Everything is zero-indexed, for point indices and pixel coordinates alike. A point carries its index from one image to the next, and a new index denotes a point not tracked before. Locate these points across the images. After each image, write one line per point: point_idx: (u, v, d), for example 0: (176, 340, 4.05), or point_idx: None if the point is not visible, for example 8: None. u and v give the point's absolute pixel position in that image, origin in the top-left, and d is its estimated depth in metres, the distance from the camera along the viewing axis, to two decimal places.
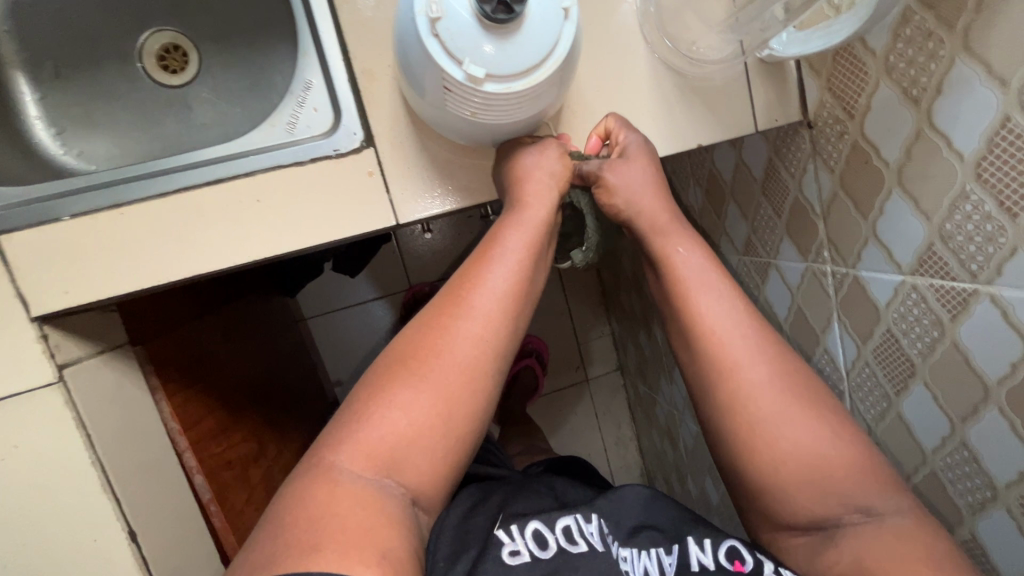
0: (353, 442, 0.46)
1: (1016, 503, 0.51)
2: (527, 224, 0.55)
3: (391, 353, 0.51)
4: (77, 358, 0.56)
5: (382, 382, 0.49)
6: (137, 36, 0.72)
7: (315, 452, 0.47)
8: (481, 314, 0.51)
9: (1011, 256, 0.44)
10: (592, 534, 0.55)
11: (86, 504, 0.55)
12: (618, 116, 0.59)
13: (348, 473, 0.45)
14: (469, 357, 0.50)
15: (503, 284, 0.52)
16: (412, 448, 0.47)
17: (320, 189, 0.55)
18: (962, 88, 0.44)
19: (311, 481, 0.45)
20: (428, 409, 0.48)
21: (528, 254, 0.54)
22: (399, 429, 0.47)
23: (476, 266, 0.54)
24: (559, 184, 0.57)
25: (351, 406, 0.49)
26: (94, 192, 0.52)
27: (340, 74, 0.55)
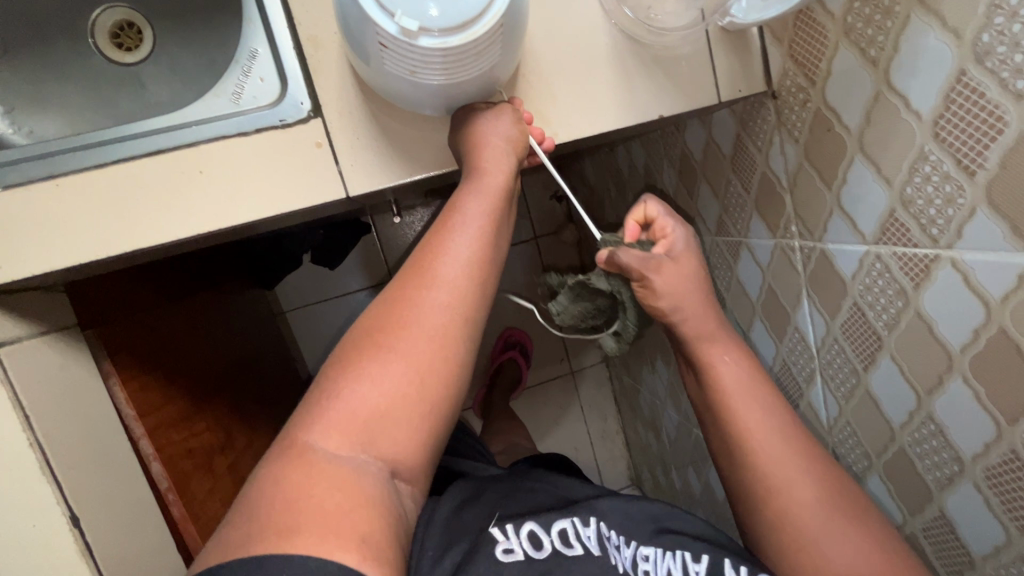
0: (321, 421, 0.43)
1: (982, 477, 0.50)
2: (488, 190, 0.52)
3: (355, 331, 0.48)
4: (15, 338, 0.55)
5: (347, 359, 0.46)
6: (90, 11, 0.70)
7: (281, 438, 0.44)
8: (450, 280, 0.48)
9: (971, 217, 0.43)
10: (590, 537, 0.55)
11: (23, 490, 0.53)
12: (661, 206, 0.58)
13: (322, 453, 0.42)
14: (442, 323, 0.47)
15: (469, 249, 0.50)
16: (386, 422, 0.44)
17: (266, 161, 0.53)
18: (917, 43, 0.43)
19: (287, 462, 0.41)
20: (399, 380, 0.45)
21: (493, 218, 0.52)
22: (368, 403, 0.44)
23: (440, 234, 0.51)
24: (517, 149, 0.54)
25: (316, 389, 0.46)
26: (28, 163, 0.51)
27: (286, 43, 0.54)
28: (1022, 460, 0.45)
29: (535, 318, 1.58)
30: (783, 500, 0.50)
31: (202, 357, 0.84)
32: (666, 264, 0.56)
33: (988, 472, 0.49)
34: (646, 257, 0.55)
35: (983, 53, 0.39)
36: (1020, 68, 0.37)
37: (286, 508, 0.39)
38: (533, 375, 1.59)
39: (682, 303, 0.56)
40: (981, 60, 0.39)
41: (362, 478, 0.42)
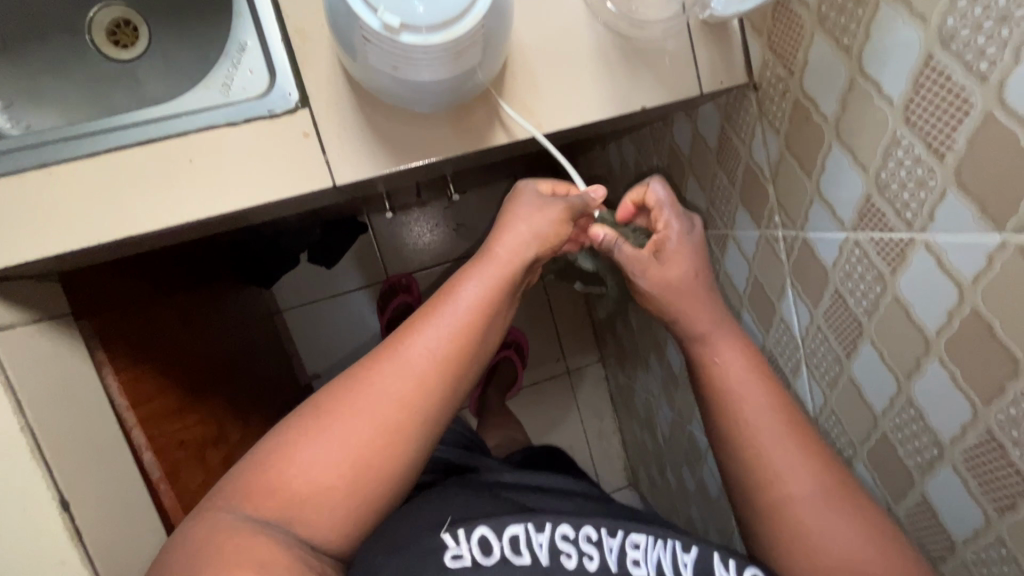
0: (264, 478, 0.46)
1: (960, 459, 0.50)
2: (486, 278, 0.53)
3: (328, 388, 0.50)
4: (8, 324, 0.56)
5: (311, 420, 0.48)
6: (88, 11, 0.72)
7: (232, 477, 0.48)
8: (412, 370, 0.49)
9: (942, 199, 0.44)
10: (541, 544, 0.48)
11: (15, 472, 0.54)
12: (664, 184, 0.61)
13: (243, 512, 0.45)
14: (392, 416, 0.48)
15: (441, 341, 0.50)
16: (317, 499, 0.46)
17: (254, 149, 0.54)
18: (888, 30, 0.44)
19: (213, 509, 0.46)
20: (341, 462, 0.47)
21: (475, 311, 0.51)
22: (309, 478, 0.46)
23: (421, 315, 0.52)
24: (543, 238, 0.56)
25: (278, 436, 0.49)
26: (21, 151, 0.52)
27: (275, 35, 0.55)
28: (998, 441, 0.45)
29: (531, 317, 1.58)
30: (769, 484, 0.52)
31: (196, 352, 0.85)
32: (653, 269, 0.60)
33: (967, 455, 0.49)
34: (631, 258, 0.60)
35: (948, 36, 0.40)
36: (983, 51, 0.38)
37: (202, 550, 0.44)
38: (529, 374, 1.59)
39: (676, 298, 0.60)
40: (947, 44, 0.40)
41: (273, 546, 0.44)
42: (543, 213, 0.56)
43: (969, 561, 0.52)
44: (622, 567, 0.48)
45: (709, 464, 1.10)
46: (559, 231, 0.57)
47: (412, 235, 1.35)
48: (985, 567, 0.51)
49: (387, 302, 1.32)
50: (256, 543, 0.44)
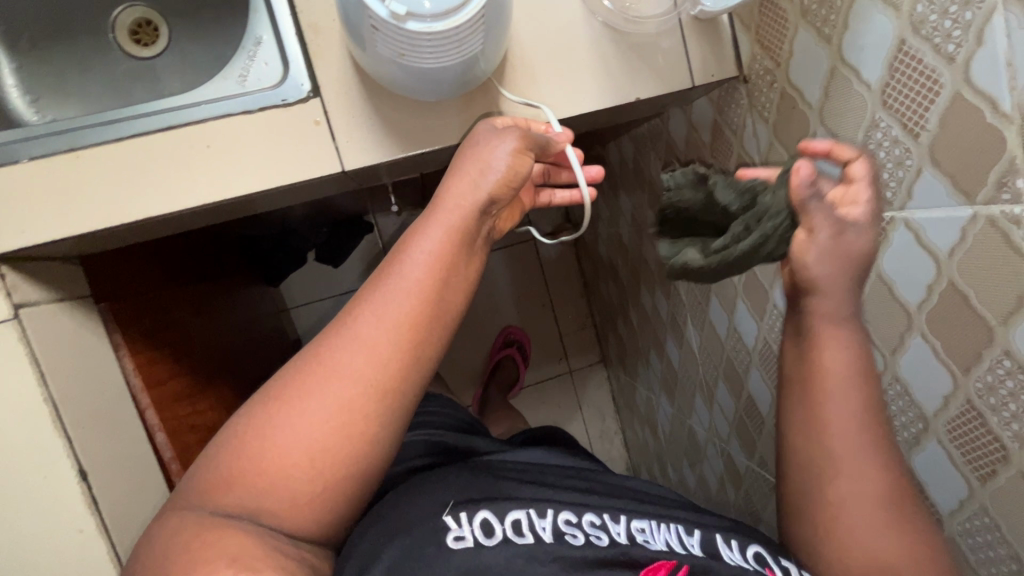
0: (220, 472, 0.46)
1: (944, 431, 0.51)
2: (438, 232, 0.49)
3: (281, 372, 0.49)
4: (34, 301, 0.59)
5: (265, 406, 0.47)
6: (111, 10, 0.76)
7: (192, 477, 0.48)
8: (365, 345, 0.47)
9: (918, 177, 0.46)
10: (544, 527, 0.51)
11: (39, 442, 0.56)
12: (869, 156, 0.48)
13: (207, 508, 0.45)
14: (349, 392, 0.46)
15: (396, 313, 0.47)
16: (279, 485, 0.45)
17: (269, 136, 0.57)
18: (865, 19, 0.47)
19: (176, 511, 0.46)
20: (299, 445, 0.45)
21: (430, 270, 0.48)
22: (268, 466, 0.45)
23: (376, 284, 0.49)
24: (501, 180, 0.51)
25: (234, 426, 0.47)
26: (51, 137, 0.55)
27: (289, 30, 0.58)
28: (977, 410, 0.47)
29: (534, 316, 1.60)
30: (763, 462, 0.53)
31: (206, 340, 0.88)
32: (848, 234, 0.48)
33: (949, 426, 0.50)
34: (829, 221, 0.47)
35: (919, 22, 0.42)
36: (950, 34, 0.40)
37: (171, 543, 0.44)
38: (532, 374, 1.61)
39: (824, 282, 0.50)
40: (918, 30, 0.43)
41: (241, 537, 0.44)
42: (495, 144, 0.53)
43: (956, 533, 0.54)
44: (633, 541, 0.52)
45: (709, 458, 1.11)
46: (520, 163, 0.52)
47: None
48: (971, 538, 0.52)
49: None
50: (228, 541, 0.44)
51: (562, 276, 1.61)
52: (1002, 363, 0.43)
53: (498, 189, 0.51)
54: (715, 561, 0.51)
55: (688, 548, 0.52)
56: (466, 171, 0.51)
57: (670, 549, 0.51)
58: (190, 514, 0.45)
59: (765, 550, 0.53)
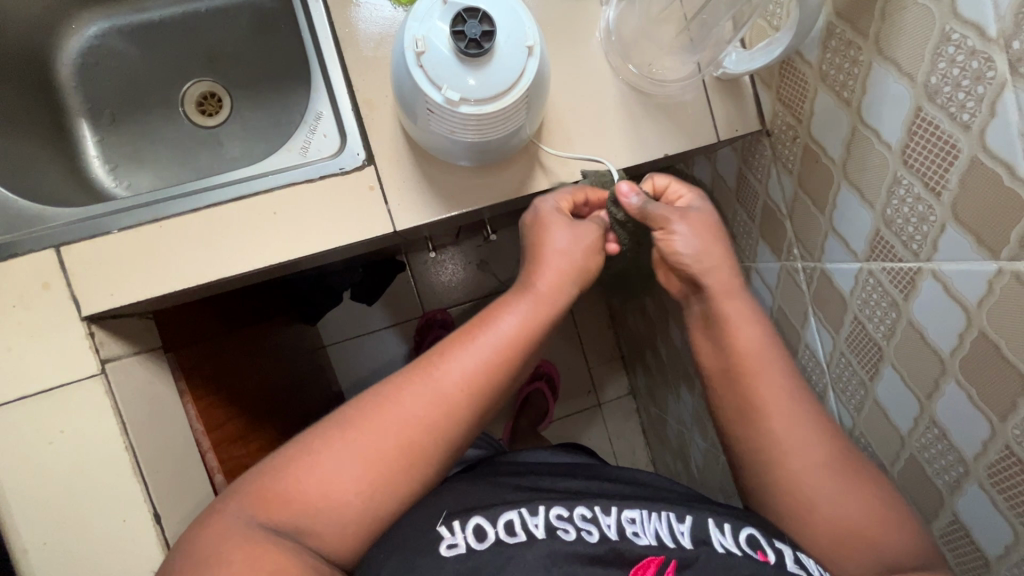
0: (284, 485, 0.49)
1: (985, 475, 0.52)
2: (519, 308, 0.56)
3: (363, 403, 0.53)
4: (117, 355, 0.64)
5: (343, 433, 0.51)
6: (181, 86, 0.85)
7: (248, 481, 0.51)
8: (443, 396, 0.53)
9: (942, 232, 0.48)
10: (537, 525, 0.53)
11: (120, 486, 0.61)
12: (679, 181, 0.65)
13: (257, 518, 0.48)
14: (418, 439, 0.52)
15: (473, 373, 0.53)
16: (333, 508, 0.49)
17: (329, 201, 0.63)
18: (882, 88, 0.50)
19: (220, 513, 0.48)
20: (364, 477, 0.50)
21: (512, 344, 0.54)
22: (331, 489, 0.49)
23: (458, 342, 0.55)
24: (575, 267, 0.58)
25: (309, 442, 0.51)
26: (138, 210, 0.62)
27: (347, 106, 0.65)
28: (1016, 456, 0.48)
29: (562, 350, 1.63)
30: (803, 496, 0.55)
31: (259, 380, 0.93)
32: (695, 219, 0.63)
33: (990, 471, 0.51)
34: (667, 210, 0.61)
35: (934, 92, 0.45)
36: (964, 104, 0.43)
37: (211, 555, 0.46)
38: (561, 407, 1.62)
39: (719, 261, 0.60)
40: (933, 99, 0.46)
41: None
42: (575, 236, 0.59)
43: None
44: (624, 536, 0.52)
45: None
46: (586, 258, 0.59)
47: (439, 275, 1.41)
48: None
49: (421, 337, 1.38)
50: None
51: (590, 310, 1.64)
52: None
53: (574, 274, 0.58)
54: (705, 548, 0.51)
55: (678, 539, 0.52)
56: (548, 252, 0.58)
57: (659, 541, 0.52)
58: (238, 521, 0.48)
59: (758, 532, 0.54)
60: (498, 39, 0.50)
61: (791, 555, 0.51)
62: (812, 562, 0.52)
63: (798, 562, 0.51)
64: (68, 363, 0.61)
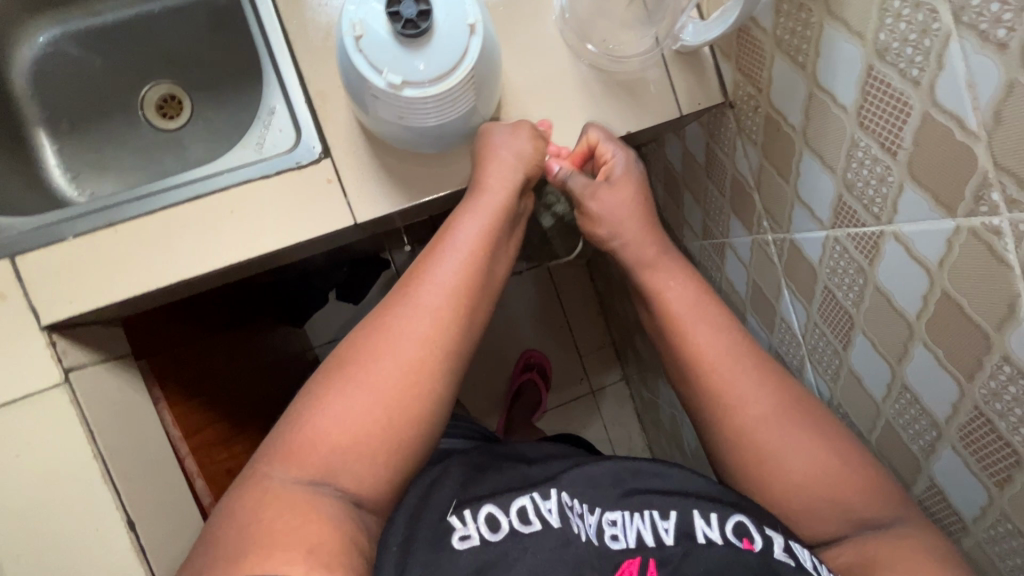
0: (301, 439, 0.47)
1: (957, 438, 0.51)
2: (481, 212, 0.59)
3: (348, 343, 0.53)
4: (82, 364, 0.64)
5: (341, 372, 0.50)
6: (140, 90, 0.84)
7: (266, 450, 0.48)
8: (428, 306, 0.53)
9: (901, 193, 0.47)
10: (550, 510, 0.54)
11: (90, 494, 0.61)
12: (599, 129, 0.65)
13: (290, 475, 0.46)
14: (416, 350, 0.51)
15: (452, 277, 0.55)
16: (360, 444, 0.48)
17: (287, 197, 0.62)
18: (835, 48, 0.49)
19: (253, 483, 0.46)
20: (373, 402, 0.48)
21: (478, 243, 0.57)
22: (347, 423, 0.48)
23: (431, 258, 0.56)
24: (525, 165, 0.61)
25: (306, 396, 0.50)
26: (93, 215, 0.62)
27: (300, 99, 0.64)
28: (985, 416, 0.47)
29: (552, 339, 1.62)
30: (780, 473, 0.55)
31: (244, 384, 0.92)
32: (604, 191, 0.68)
33: (961, 432, 0.50)
34: (587, 184, 0.67)
35: (884, 49, 0.44)
36: (913, 60, 0.42)
37: (247, 524, 0.43)
38: (555, 395, 1.62)
39: (619, 231, 0.68)
40: (883, 56, 0.45)
41: None
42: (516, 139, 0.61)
43: (983, 540, 0.53)
44: (603, 539, 0.52)
45: None
46: (533, 158, 0.62)
47: None
48: (998, 545, 0.51)
49: None
50: None
51: (578, 298, 1.63)
52: (1004, 369, 0.43)
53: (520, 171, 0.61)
54: (686, 543, 0.51)
55: (661, 536, 0.52)
56: (493, 157, 0.60)
57: (638, 543, 0.52)
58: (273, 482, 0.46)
59: (747, 518, 0.52)
60: (437, 19, 0.50)
61: (782, 543, 0.51)
62: (806, 555, 0.50)
63: (789, 549, 0.50)
64: (32, 373, 0.61)
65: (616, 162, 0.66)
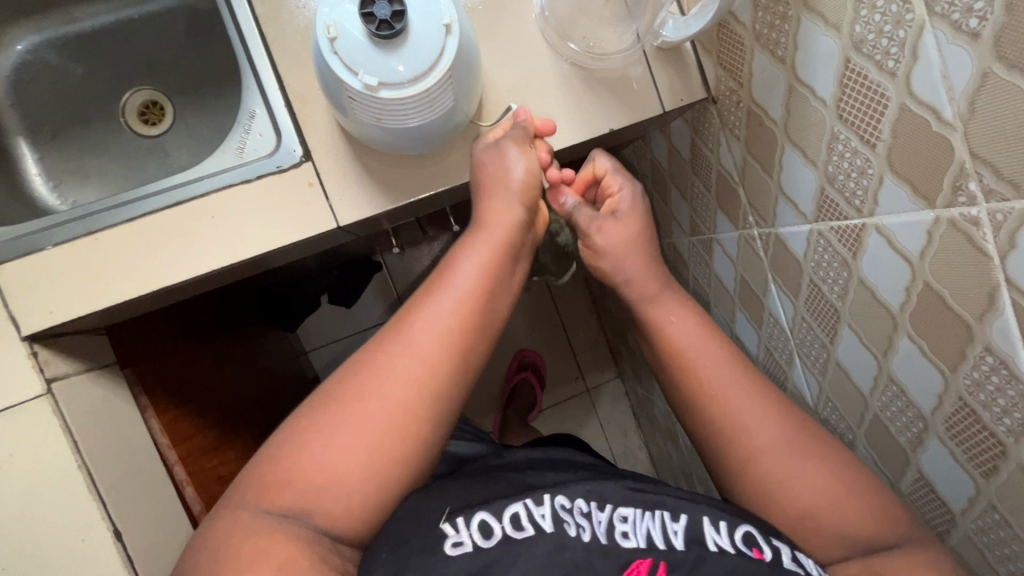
0: (284, 472, 0.48)
1: (943, 429, 0.51)
2: (478, 248, 0.59)
3: (345, 371, 0.53)
4: (64, 373, 0.63)
5: (333, 402, 0.50)
6: (120, 96, 0.83)
7: (250, 472, 0.49)
8: (421, 346, 0.52)
9: (881, 184, 0.47)
10: (543, 515, 0.52)
11: (75, 504, 0.60)
12: (606, 156, 0.71)
13: (263, 507, 0.47)
14: (403, 390, 0.50)
15: (447, 316, 0.54)
16: (335, 485, 0.48)
17: (267, 201, 0.62)
18: (812, 40, 0.49)
19: (228, 513, 0.47)
20: (355, 444, 0.48)
21: (472, 279, 0.56)
22: (329, 464, 0.48)
23: (427, 291, 0.56)
24: (522, 190, 0.63)
25: (296, 424, 0.50)
26: (72, 223, 0.61)
27: (279, 102, 0.63)
28: (969, 407, 0.47)
29: (546, 338, 1.62)
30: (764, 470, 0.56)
31: (231, 391, 0.91)
32: (608, 224, 0.70)
33: (947, 424, 0.50)
34: (592, 218, 0.71)
35: (859, 41, 0.44)
36: (888, 51, 0.42)
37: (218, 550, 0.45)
38: (549, 395, 1.62)
39: (622, 263, 0.70)
40: (859, 48, 0.45)
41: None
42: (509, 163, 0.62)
43: (972, 531, 0.53)
44: (613, 537, 0.51)
45: None
46: (529, 180, 0.63)
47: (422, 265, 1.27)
48: (986, 536, 0.51)
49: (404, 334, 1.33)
50: None
51: (571, 297, 1.62)
52: (986, 359, 0.43)
53: (523, 203, 0.63)
54: (698, 549, 0.50)
55: (670, 540, 0.51)
56: (494, 187, 0.62)
57: (648, 543, 0.51)
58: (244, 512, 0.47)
59: (754, 529, 0.53)
60: (411, 19, 0.50)
61: (789, 553, 0.51)
62: (810, 563, 0.51)
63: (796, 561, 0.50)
64: (14, 384, 0.60)
65: (619, 195, 0.71)
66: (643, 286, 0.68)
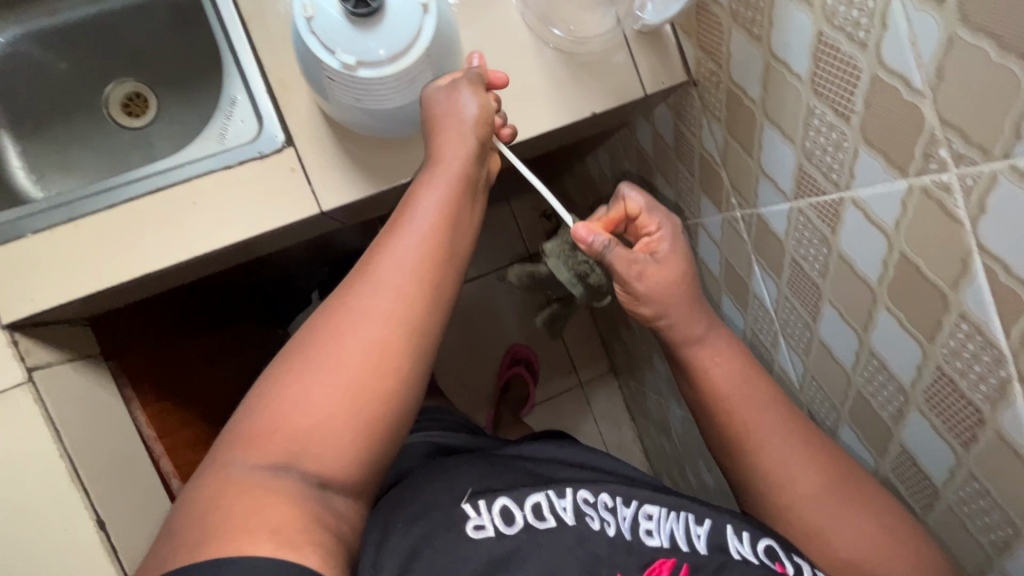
0: (263, 425, 0.42)
1: (922, 401, 0.52)
2: (439, 181, 0.51)
3: (312, 323, 0.47)
4: (46, 362, 0.63)
5: (303, 352, 0.44)
6: (103, 89, 0.83)
7: (229, 433, 0.43)
8: (392, 283, 0.46)
9: (856, 157, 0.48)
10: (565, 508, 0.52)
11: (56, 494, 0.60)
12: (640, 195, 0.61)
13: (249, 462, 0.41)
14: (379, 329, 0.45)
15: (416, 248, 0.48)
16: (322, 430, 0.42)
17: (250, 187, 0.62)
18: (786, 16, 0.49)
19: (214, 470, 0.41)
20: (332, 389, 0.43)
21: (441, 210, 0.50)
22: (310, 412, 0.42)
23: (391, 229, 0.49)
24: (476, 128, 0.54)
25: (268, 379, 0.45)
26: (54, 210, 0.61)
27: (260, 88, 0.63)
28: (947, 376, 0.47)
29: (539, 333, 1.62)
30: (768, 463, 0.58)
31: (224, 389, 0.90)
32: (652, 268, 0.60)
33: (927, 395, 0.51)
34: (633, 262, 0.59)
35: (830, 14, 0.45)
36: (858, 23, 0.42)
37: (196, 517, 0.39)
38: (542, 390, 1.62)
39: (666, 307, 0.61)
40: (831, 21, 0.45)
41: None
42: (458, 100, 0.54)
43: (954, 503, 0.53)
44: (637, 534, 0.52)
45: None
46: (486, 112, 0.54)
47: None
48: (967, 507, 0.52)
49: None
50: None
51: None
52: (961, 327, 0.44)
53: (478, 134, 0.54)
54: (721, 555, 0.52)
55: (693, 542, 0.52)
56: (443, 124, 0.53)
57: (671, 544, 0.52)
58: (235, 469, 0.41)
59: (776, 543, 0.54)
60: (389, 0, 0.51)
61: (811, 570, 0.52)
62: None
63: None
64: None
65: (659, 240, 0.61)
66: (688, 328, 0.61)
